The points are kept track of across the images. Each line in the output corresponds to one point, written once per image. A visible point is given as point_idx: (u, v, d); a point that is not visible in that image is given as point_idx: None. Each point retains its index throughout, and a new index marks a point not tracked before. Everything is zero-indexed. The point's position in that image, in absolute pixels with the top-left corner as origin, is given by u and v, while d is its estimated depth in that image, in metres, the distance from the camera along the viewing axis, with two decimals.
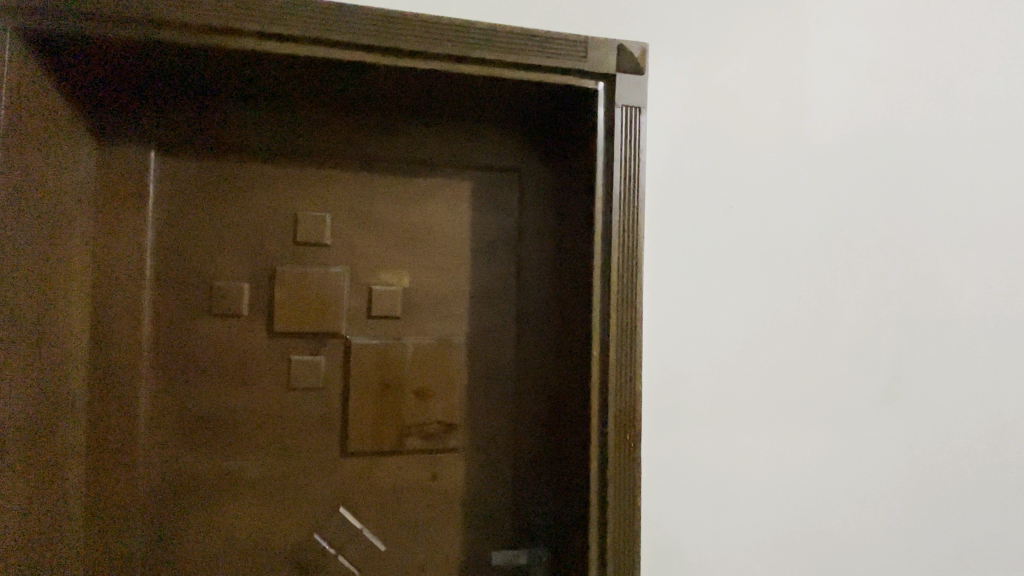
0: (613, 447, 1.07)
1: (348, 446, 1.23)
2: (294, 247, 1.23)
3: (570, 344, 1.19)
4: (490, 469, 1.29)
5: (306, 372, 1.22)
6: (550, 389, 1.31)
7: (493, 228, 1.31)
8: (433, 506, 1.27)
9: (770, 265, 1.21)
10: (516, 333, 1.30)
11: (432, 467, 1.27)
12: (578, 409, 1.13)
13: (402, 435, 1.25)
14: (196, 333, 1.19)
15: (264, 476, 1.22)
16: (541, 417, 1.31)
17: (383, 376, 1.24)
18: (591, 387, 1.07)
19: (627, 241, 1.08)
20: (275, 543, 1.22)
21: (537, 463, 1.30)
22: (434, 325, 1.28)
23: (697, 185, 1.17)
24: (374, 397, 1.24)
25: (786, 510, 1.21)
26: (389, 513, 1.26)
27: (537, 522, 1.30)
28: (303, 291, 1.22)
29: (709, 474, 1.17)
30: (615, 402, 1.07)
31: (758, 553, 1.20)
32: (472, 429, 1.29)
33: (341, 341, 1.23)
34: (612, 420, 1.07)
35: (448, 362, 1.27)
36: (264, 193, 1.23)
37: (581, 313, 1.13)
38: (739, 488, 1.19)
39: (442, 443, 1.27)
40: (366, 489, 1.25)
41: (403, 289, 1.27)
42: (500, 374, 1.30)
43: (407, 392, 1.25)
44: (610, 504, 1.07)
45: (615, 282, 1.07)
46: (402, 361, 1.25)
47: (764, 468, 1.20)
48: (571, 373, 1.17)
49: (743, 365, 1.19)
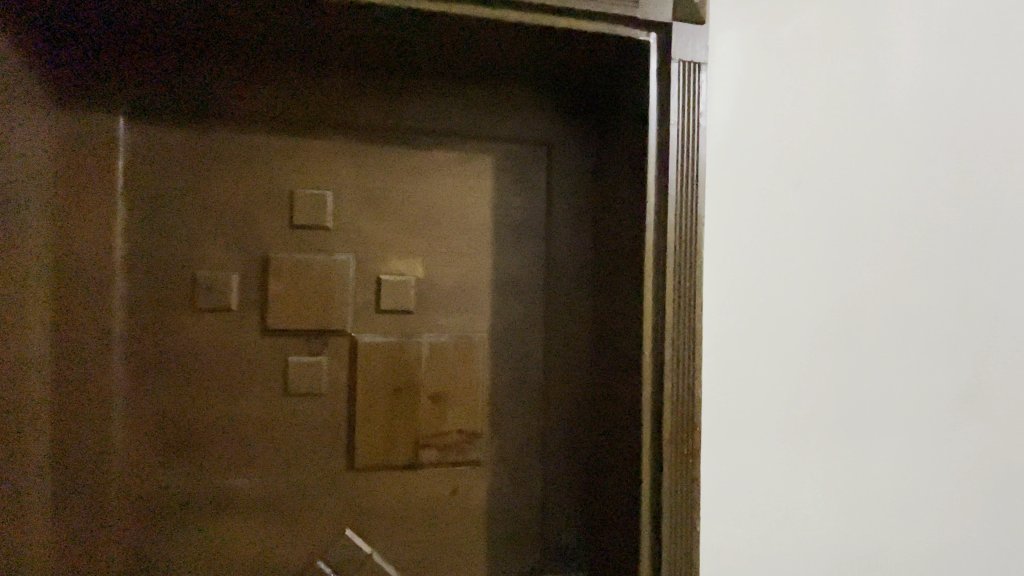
0: (669, 464, 0.92)
1: (355, 460, 1.08)
2: (291, 231, 1.06)
3: (614, 342, 1.03)
4: (516, 483, 1.14)
5: (306, 375, 1.06)
6: (585, 393, 1.15)
7: (519, 210, 1.15)
8: (452, 527, 1.12)
9: (840, 253, 1.06)
10: (545, 331, 1.14)
11: (451, 482, 1.12)
12: (625, 418, 0.97)
13: (418, 447, 1.09)
14: (177, 331, 1.03)
15: (259, 495, 1.06)
16: (574, 425, 1.15)
17: (394, 381, 1.08)
18: (643, 393, 0.92)
19: (686, 223, 0.92)
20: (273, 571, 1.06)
21: (570, 476, 1.15)
22: (452, 322, 1.11)
23: (761, 160, 1.02)
24: (385, 403, 1.08)
25: (857, 527, 1.07)
26: (403, 535, 1.10)
27: (571, 543, 1.15)
28: (302, 283, 1.05)
29: (773, 488, 1.03)
30: (671, 411, 0.92)
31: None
32: (497, 439, 1.13)
33: (345, 341, 1.07)
34: (667, 432, 0.92)
35: (469, 363, 1.11)
36: (254, 168, 1.06)
37: (628, 307, 0.97)
38: (806, 508, 1.05)
39: (462, 455, 1.11)
40: (378, 508, 1.09)
41: (417, 280, 1.10)
42: (528, 376, 1.14)
43: (422, 397, 1.09)
44: (665, 528, 0.92)
45: (672, 270, 0.91)
46: (417, 362, 1.09)
47: (834, 486, 1.06)
48: (616, 376, 1.02)
49: (811, 367, 1.05)
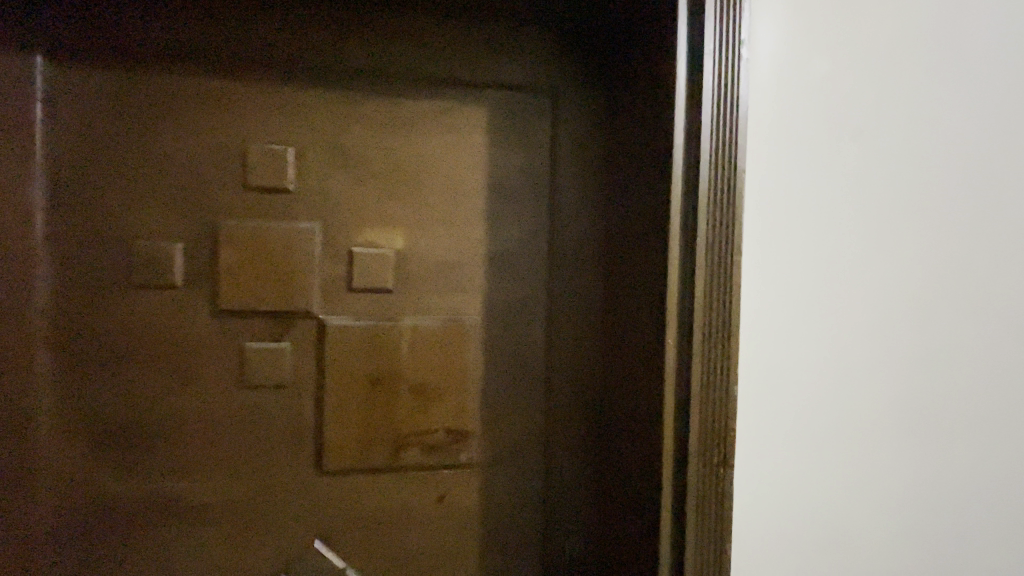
0: (696, 473, 0.79)
1: (326, 463, 0.93)
2: (247, 194, 0.90)
3: (631, 328, 0.87)
4: (513, 488, 0.99)
5: (267, 365, 0.90)
6: (596, 386, 0.99)
7: (519, 171, 0.97)
8: (438, 538, 0.97)
9: (902, 231, 0.93)
10: (549, 313, 0.98)
11: (438, 489, 0.97)
12: (644, 419, 0.83)
13: (398, 447, 0.94)
14: (113, 311, 0.88)
15: (214, 501, 0.91)
16: (582, 423, 0.99)
17: (371, 372, 0.92)
18: (666, 391, 0.78)
19: (721, 193, 0.78)
20: None
21: (577, 482, 1.00)
22: (438, 302, 0.95)
23: (813, 110, 0.88)
24: (361, 397, 0.92)
25: (905, 528, 0.95)
26: (382, 546, 0.96)
27: (577, 558, 1.00)
28: (261, 257, 0.89)
29: (815, 486, 0.91)
30: (699, 412, 0.78)
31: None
32: (491, 437, 0.98)
33: (313, 325, 0.91)
34: (694, 437, 0.78)
35: (457, 350, 0.95)
36: (202, 119, 0.89)
37: (651, 287, 0.81)
38: (851, 519, 0.93)
39: (449, 458, 0.96)
40: (352, 516, 0.95)
41: (397, 252, 0.93)
42: (528, 366, 0.98)
43: (404, 390, 0.93)
44: (690, 547, 0.79)
45: (702, 248, 0.77)
46: (397, 350, 0.93)
47: (879, 493, 0.94)
48: (633, 369, 0.86)
49: (863, 350, 0.92)
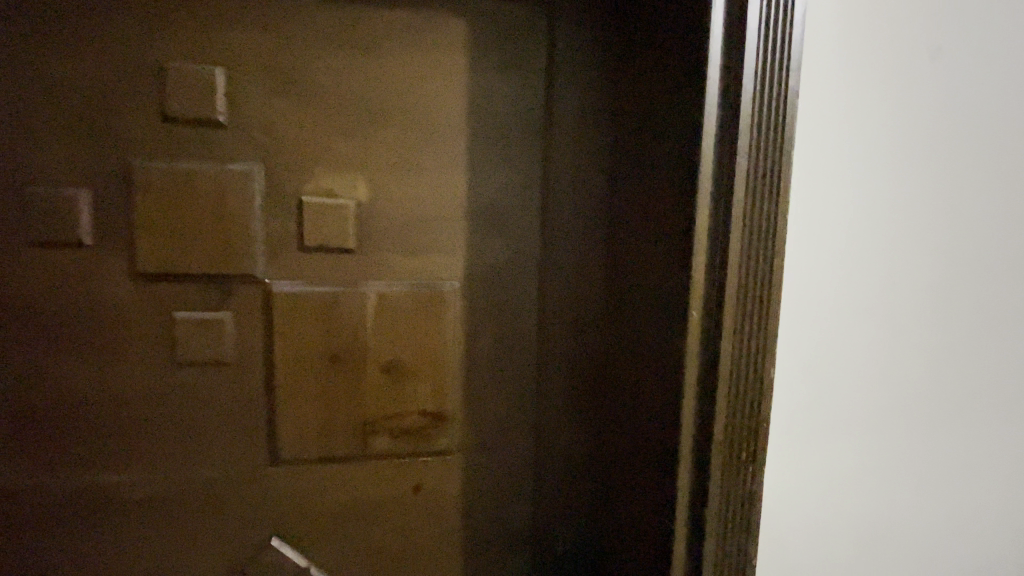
0: (718, 470, 0.66)
1: (284, 452, 0.79)
2: (168, 132, 0.73)
3: (642, 295, 0.72)
4: (501, 477, 0.87)
5: (205, 340, 0.76)
6: (597, 362, 0.85)
7: (507, 104, 0.80)
8: (414, 533, 0.85)
9: (981, 190, 0.78)
10: (542, 278, 0.83)
11: (413, 480, 0.84)
12: (656, 405, 0.69)
13: (367, 434, 0.81)
14: (9, 274, 0.72)
15: (149, 496, 0.78)
16: (580, 404, 0.86)
17: (331, 346, 0.77)
18: (687, 373, 0.64)
19: (765, 127, 0.62)
20: None
21: (573, 471, 0.87)
22: (410, 264, 0.79)
23: (885, 34, 0.72)
24: (320, 377, 0.78)
25: (953, 522, 0.85)
26: (352, 543, 0.84)
27: (572, 554, 0.88)
28: (190, 209, 0.73)
29: (857, 475, 0.80)
30: (726, 398, 0.65)
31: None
32: (474, 421, 0.84)
33: (259, 291, 0.76)
34: (719, 428, 0.65)
35: (433, 322, 0.80)
36: (103, 33, 0.70)
37: (671, 246, 0.66)
38: (894, 511, 0.82)
39: (425, 445, 0.83)
40: (317, 511, 0.82)
41: (357, 204, 0.76)
42: (518, 340, 0.84)
43: (371, 369, 0.79)
44: (710, 554, 0.67)
45: (739, 196, 0.62)
46: (361, 323, 0.78)
47: (927, 484, 0.83)
48: (645, 344, 0.72)
49: (923, 324, 0.79)
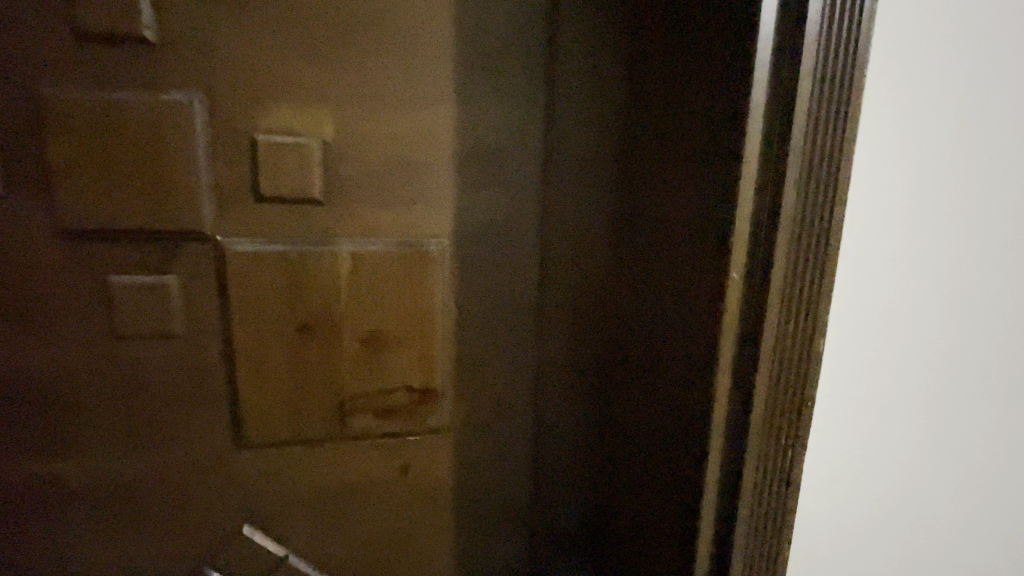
0: (753, 460, 0.56)
1: (253, 435, 0.70)
2: (83, 53, 0.59)
3: (665, 253, 0.60)
4: (497, 456, 0.78)
5: (149, 308, 0.64)
6: (600, 330, 0.75)
7: (503, 23, 0.65)
8: (402, 517, 0.78)
9: None
10: (543, 234, 0.72)
11: (400, 461, 0.75)
12: (679, 382, 0.59)
13: (349, 413, 0.71)
14: None
15: (97, 484, 0.69)
16: (582, 375, 0.77)
17: (299, 314, 0.66)
18: (723, 347, 0.53)
19: (835, 39, 0.48)
20: None
21: (575, 448, 0.79)
22: (389, 219, 0.67)
23: None
24: (291, 351, 0.67)
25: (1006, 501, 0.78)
26: (335, 529, 0.76)
27: (572, 535, 0.82)
28: (117, 149, 0.60)
29: (898, 447, 0.74)
30: (766, 377, 0.54)
31: (945, 557, 0.79)
32: (466, 396, 0.75)
33: (209, 248, 0.64)
34: (756, 410, 0.55)
35: (418, 287, 0.69)
36: None
37: (706, 193, 0.53)
38: (937, 486, 0.76)
39: (412, 424, 0.74)
40: (293, 497, 0.74)
41: (322, 146, 0.63)
42: (515, 306, 0.74)
43: (348, 341, 0.68)
44: (739, 553, 0.58)
45: (798, 129, 0.49)
46: (335, 288, 0.67)
47: (980, 459, 0.76)
48: (666, 312, 0.60)
49: (992, 285, 0.70)
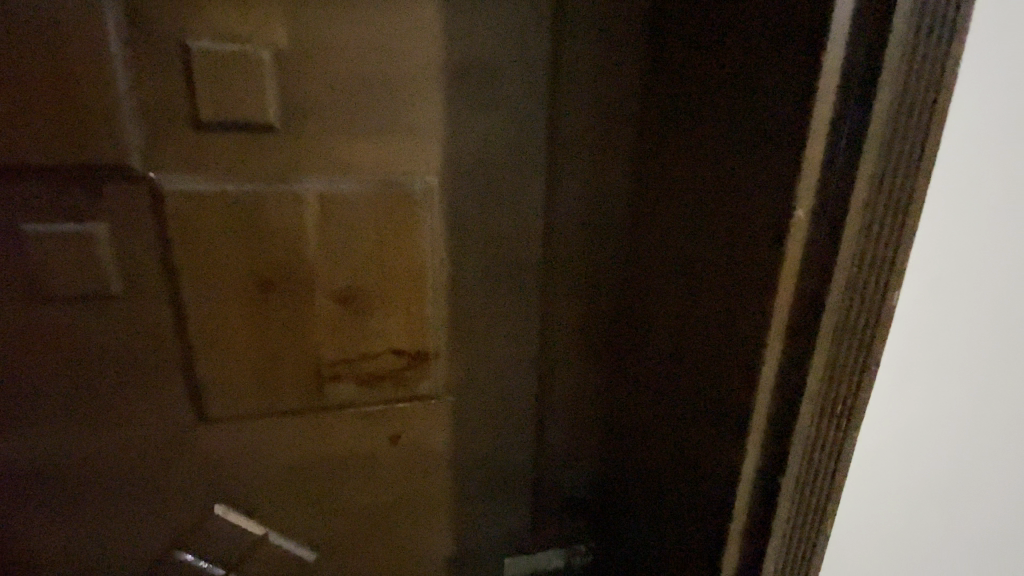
0: (801, 446, 0.46)
1: (217, 408, 0.60)
2: None
3: (703, 187, 0.49)
4: (498, 421, 0.71)
5: (77, 264, 0.53)
6: (614, 281, 0.66)
7: None
8: (395, 488, 0.71)
9: None
10: (550, 171, 0.60)
11: (386, 432, 0.67)
12: (713, 345, 0.49)
13: (328, 381, 0.62)
14: None
15: (42, 464, 0.60)
16: (591, 332, 0.68)
17: (258, 266, 0.56)
18: (778, 305, 0.42)
19: None
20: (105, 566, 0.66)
21: (583, 409, 0.72)
22: (365, 152, 0.55)
23: None
24: (255, 311, 0.57)
25: None
26: (321, 503, 0.69)
27: (577, 496, 0.77)
28: (10, 61, 0.47)
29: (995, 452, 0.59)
30: (826, 350, 0.43)
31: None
32: (462, 358, 0.66)
33: (141, 186, 0.52)
34: (811, 390, 0.44)
35: (403, 234, 0.58)
36: None
37: (766, 103, 0.41)
38: None
39: (399, 392, 0.65)
40: (270, 472, 0.66)
41: (276, 58, 0.51)
42: (517, 256, 0.63)
43: (323, 299, 0.58)
44: (775, 549, 0.49)
45: (902, 16, 0.35)
46: (303, 237, 0.56)
47: None
48: (700, 259, 0.50)
49: None
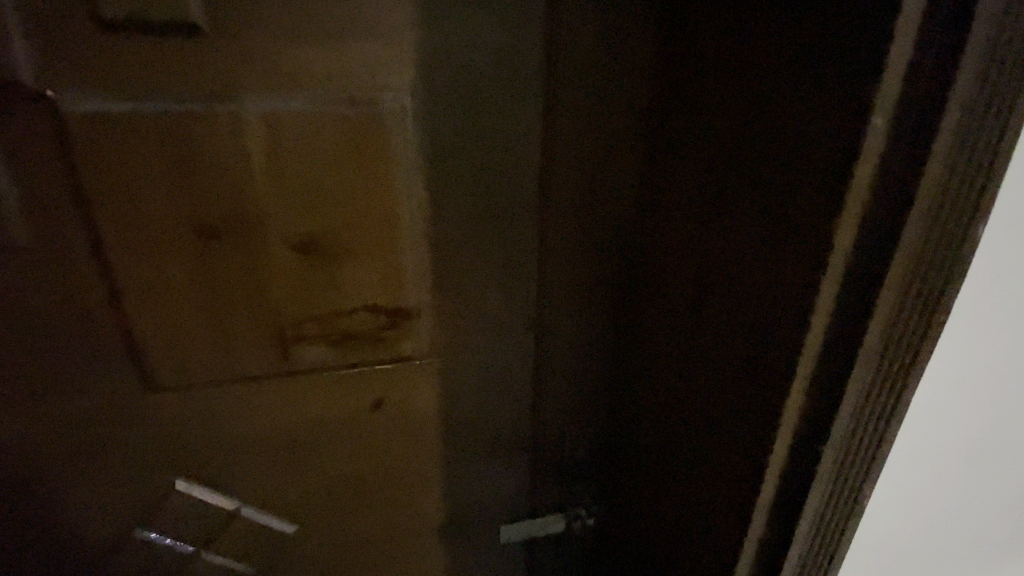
0: (847, 416, 0.39)
1: (170, 373, 0.53)
2: None
3: (748, 99, 0.39)
4: (491, 381, 0.64)
5: None
6: (621, 224, 0.58)
7: None
8: (379, 456, 0.65)
9: None
10: (546, 91, 0.50)
11: (366, 397, 0.60)
12: (752, 294, 0.41)
13: (297, 342, 0.54)
14: None
15: None
16: (598, 279, 0.60)
17: (199, 208, 0.47)
18: (839, 246, 0.34)
19: None
20: (69, 540, 0.61)
21: (586, 365, 0.65)
22: (319, 65, 0.45)
23: None
24: (201, 263, 0.49)
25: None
26: (300, 473, 0.63)
27: (579, 456, 0.71)
28: None
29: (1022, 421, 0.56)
30: (890, 302, 0.35)
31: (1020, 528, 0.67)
32: (449, 315, 0.58)
33: (36, 109, 0.42)
34: (865, 351, 0.36)
35: (372, 169, 0.48)
36: None
37: None
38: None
39: (379, 354, 0.58)
40: (239, 442, 0.60)
41: None
42: (510, 196, 0.54)
43: (281, 248, 0.50)
44: (805, 524, 0.44)
45: None
46: (251, 174, 0.47)
47: None
48: (738, 191, 0.41)
49: None
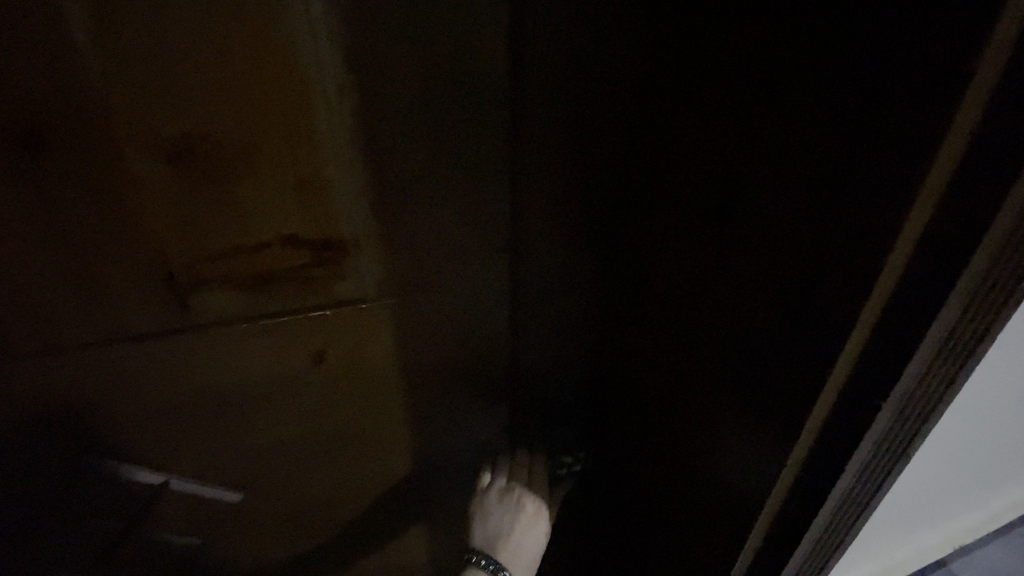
0: (910, 377, 0.29)
1: (45, 332, 0.43)
2: None
3: None
4: (458, 327, 0.54)
5: None
6: (608, 130, 0.45)
7: None
8: (326, 415, 0.56)
9: None
10: None
11: (302, 350, 0.50)
12: (801, 228, 0.30)
13: (197, 285, 0.44)
14: None
15: None
16: (586, 201, 0.48)
17: (27, 113, 0.35)
18: (946, 159, 0.22)
19: None
20: None
21: (576, 309, 0.55)
22: None
23: None
24: (47, 189, 0.38)
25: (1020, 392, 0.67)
26: (234, 439, 0.55)
27: (569, 405, 0.63)
28: None
29: None
30: (1004, 232, 0.23)
31: (949, 451, 0.70)
32: (391, 249, 0.47)
33: None
34: (956, 297, 0.25)
35: (255, 51, 0.36)
36: None
37: None
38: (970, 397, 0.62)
39: (305, 298, 0.47)
40: (152, 410, 0.50)
41: None
42: (460, 93, 0.41)
43: (150, 164, 0.38)
44: (836, 493, 0.35)
45: None
46: (83, 60, 0.34)
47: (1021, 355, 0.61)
48: (791, 81, 0.29)
49: None
